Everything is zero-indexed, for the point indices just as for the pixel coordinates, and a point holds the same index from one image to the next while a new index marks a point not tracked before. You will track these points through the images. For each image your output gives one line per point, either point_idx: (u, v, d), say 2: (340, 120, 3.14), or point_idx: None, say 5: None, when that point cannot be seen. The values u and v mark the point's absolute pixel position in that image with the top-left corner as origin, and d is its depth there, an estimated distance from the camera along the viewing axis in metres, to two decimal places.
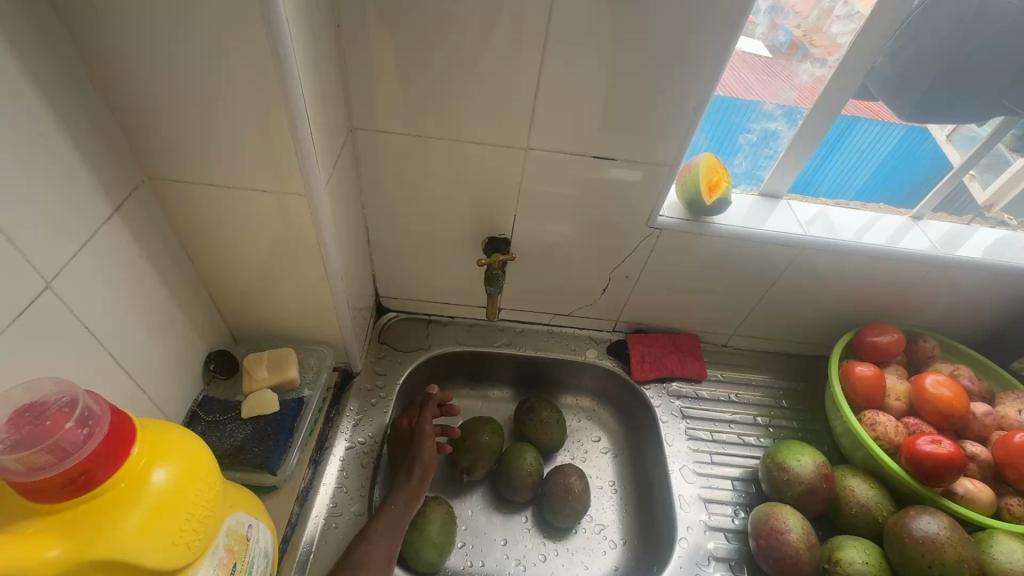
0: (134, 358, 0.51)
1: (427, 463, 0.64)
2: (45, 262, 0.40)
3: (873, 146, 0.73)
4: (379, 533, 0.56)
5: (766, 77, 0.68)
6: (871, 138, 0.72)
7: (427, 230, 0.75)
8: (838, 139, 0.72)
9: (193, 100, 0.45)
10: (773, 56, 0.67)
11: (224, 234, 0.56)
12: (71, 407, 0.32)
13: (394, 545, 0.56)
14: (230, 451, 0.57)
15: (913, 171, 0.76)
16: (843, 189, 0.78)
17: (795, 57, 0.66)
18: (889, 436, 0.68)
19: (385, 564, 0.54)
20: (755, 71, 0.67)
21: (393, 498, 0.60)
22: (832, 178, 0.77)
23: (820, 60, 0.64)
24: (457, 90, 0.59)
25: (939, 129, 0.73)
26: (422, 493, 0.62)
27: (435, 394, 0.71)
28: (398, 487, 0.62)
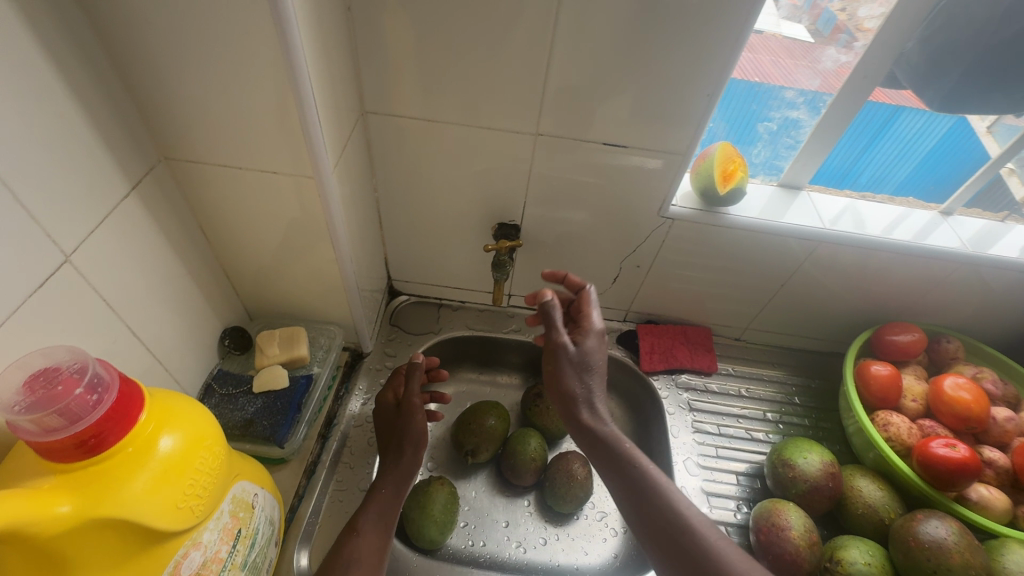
0: (151, 331, 0.53)
1: (417, 440, 0.63)
2: (65, 237, 0.42)
3: (918, 137, 0.70)
4: (369, 522, 0.55)
5: (805, 61, 0.65)
6: (917, 128, 0.69)
7: (438, 215, 0.75)
8: (882, 127, 0.69)
9: (204, 82, 0.46)
10: (815, 41, 0.64)
11: (238, 213, 0.57)
12: (82, 373, 0.34)
13: (384, 536, 0.55)
14: (241, 422, 0.59)
15: (953, 166, 0.73)
16: (882, 183, 0.75)
17: (837, 42, 0.62)
18: (902, 437, 0.67)
19: (375, 556, 0.53)
20: (788, 58, 0.65)
21: (383, 481, 0.59)
22: (871, 171, 0.74)
23: (850, 46, 0.61)
24: (467, 73, 0.59)
25: (978, 120, 0.69)
26: (412, 473, 0.61)
27: (420, 363, 0.71)
28: (389, 467, 0.60)
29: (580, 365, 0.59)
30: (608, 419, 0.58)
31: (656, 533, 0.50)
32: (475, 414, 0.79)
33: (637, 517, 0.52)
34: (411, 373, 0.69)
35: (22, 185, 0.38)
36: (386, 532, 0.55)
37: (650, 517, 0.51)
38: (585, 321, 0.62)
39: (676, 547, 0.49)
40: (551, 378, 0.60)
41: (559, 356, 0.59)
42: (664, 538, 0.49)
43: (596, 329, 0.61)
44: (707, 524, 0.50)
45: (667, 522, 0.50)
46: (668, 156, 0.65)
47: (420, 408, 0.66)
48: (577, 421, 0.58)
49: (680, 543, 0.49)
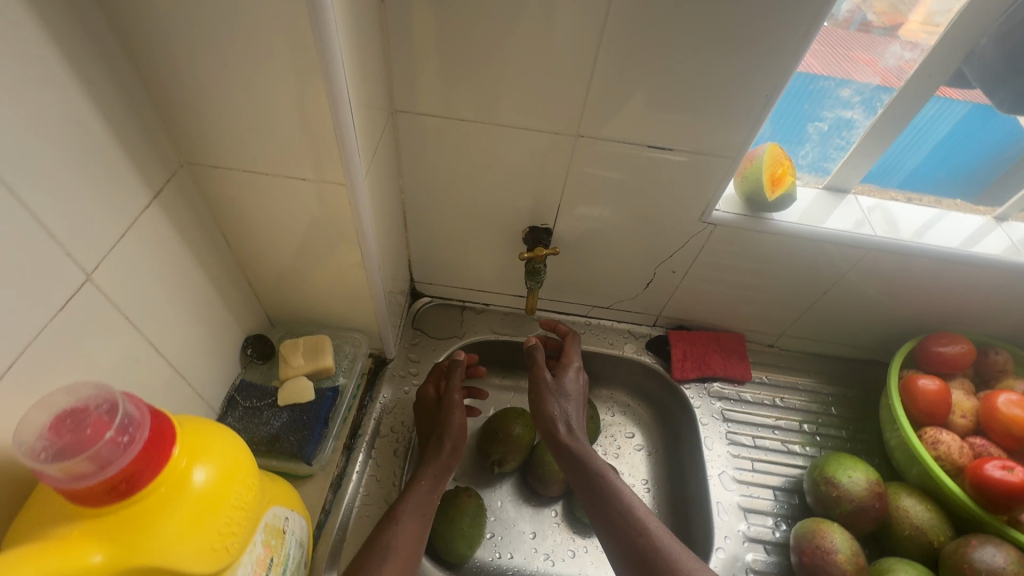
0: (173, 346, 0.51)
1: (457, 433, 0.63)
2: (86, 255, 0.39)
3: (929, 125, 0.65)
4: (407, 511, 0.55)
5: (829, 49, 0.60)
6: (927, 116, 0.64)
7: (466, 216, 0.72)
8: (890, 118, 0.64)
9: (231, 85, 0.42)
10: (831, 26, 0.58)
11: (263, 220, 0.54)
12: (112, 413, 0.31)
13: (422, 525, 0.55)
14: (267, 438, 0.57)
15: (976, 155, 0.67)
16: (891, 172, 0.71)
17: (852, 24, 0.58)
18: (952, 457, 0.64)
19: (412, 544, 0.53)
20: (846, 52, 0.60)
21: (422, 474, 0.60)
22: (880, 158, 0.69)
23: (910, 42, 0.57)
24: (507, 70, 0.55)
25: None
26: (451, 467, 0.62)
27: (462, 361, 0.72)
28: (428, 461, 0.61)
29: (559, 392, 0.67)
30: (583, 438, 0.65)
31: (620, 544, 0.55)
32: (503, 419, 0.76)
33: (605, 527, 0.56)
34: (453, 370, 0.70)
35: (40, 202, 0.35)
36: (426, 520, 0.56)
37: (615, 527, 0.56)
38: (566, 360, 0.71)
39: (635, 554, 0.53)
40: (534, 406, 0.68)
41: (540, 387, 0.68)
42: (626, 548, 0.54)
43: (575, 366, 0.70)
44: (665, 534, 0.54)
45: (628, 531, 0.55)
46: (715, 159, 0.61)
47: (461, 404, 0.66)
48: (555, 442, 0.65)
49: (640, 549, 0.53)
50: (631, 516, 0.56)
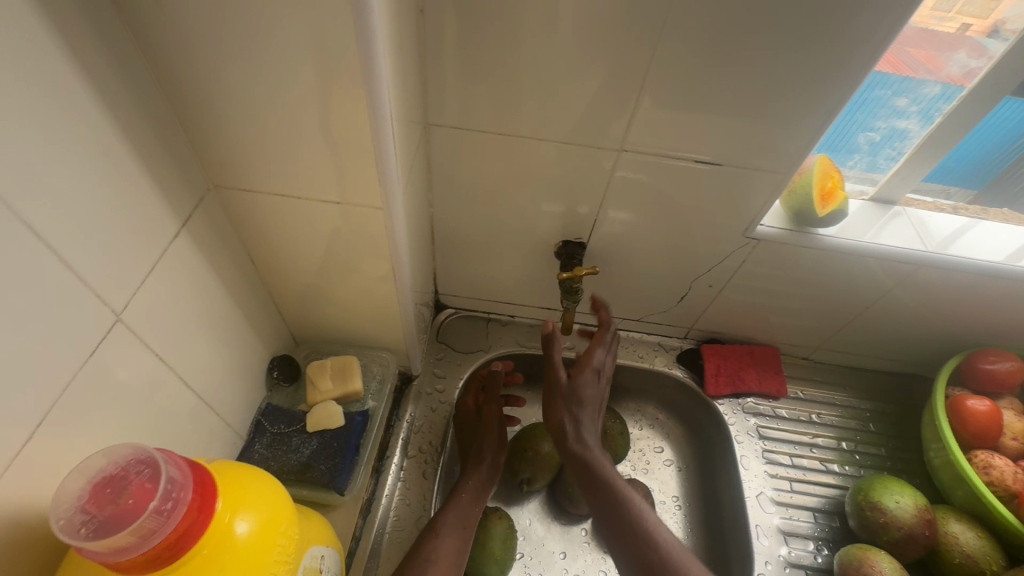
0: (201, 376, 0.48)
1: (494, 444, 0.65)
2: (113, 294, 0.37)
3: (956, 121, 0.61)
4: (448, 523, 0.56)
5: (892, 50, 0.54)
6: None
7: (495, 229, 0.69)
8: None
9: (265, 106, 0.40)
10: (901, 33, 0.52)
11: (292, 242, 0.52)
12: (154, 480, 0.29)
13: (463, 536, 0.56)
14: (297, 467, 0.55)
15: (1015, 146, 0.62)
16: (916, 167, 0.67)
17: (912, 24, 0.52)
18: (1005, 482, 0.61)
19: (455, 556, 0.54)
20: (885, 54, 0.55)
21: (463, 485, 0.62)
22: None
23: (939, 36, 0.54)
24: (546, 80, 0.52)
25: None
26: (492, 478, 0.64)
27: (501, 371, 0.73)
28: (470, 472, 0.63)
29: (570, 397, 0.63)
30: (596, 447, 0.62)
31: (633, 559, 0.52)
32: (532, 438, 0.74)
33: (619, 541, 0.53)
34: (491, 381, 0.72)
35: (66, 240, 0.33)
36: (466, 534, 0.57)
37: (629, 541, 0.53)
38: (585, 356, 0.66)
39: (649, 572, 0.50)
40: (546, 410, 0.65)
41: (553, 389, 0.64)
42: (640, 563, 0.51)
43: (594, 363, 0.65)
44: (682, 550, 0.51)
45: (643, 547, 0.52)
46: (762, 172, 0.58)
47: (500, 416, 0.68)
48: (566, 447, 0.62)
49: (654, 566, 0.50)
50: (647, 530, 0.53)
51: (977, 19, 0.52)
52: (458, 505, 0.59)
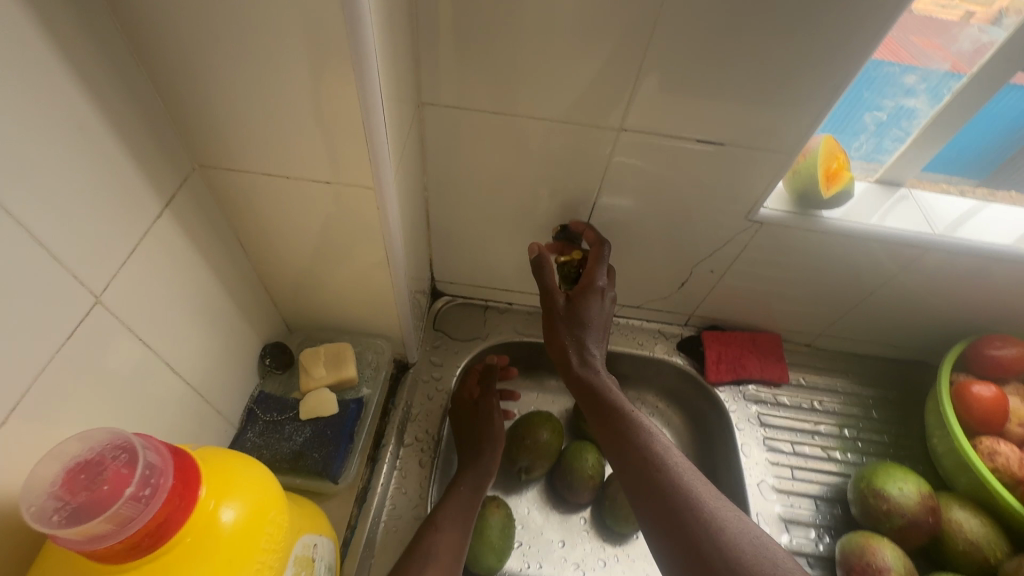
0: (189, 363, 0.47)
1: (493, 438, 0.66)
2: (92, 276, 0.35)
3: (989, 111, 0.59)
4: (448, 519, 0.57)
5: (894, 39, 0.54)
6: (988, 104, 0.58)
7: (492, 213, 0.67)
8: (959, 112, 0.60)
9: (249, 80, 0.38)
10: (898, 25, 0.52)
11: (281, 225, 0.50)
12: (131, 465, 0.28)
13: (462, 533, 0.57)
14: (291, 455, 0.54)
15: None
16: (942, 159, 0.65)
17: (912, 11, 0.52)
18: (1011, 469, 0.61)
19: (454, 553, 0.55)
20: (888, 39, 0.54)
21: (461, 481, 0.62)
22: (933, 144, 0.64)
23: (941, 21, 0.53)
24: (544, 56, 0.50)
25: None
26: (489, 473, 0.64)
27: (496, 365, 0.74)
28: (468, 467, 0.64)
29: (571, 320, 0.60)
30: (600, 369, 0.59)
31: (637, 482, 0.50)
32: (530, 425, 0.73)
33: (624, 465, 0.51)
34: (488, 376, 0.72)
35: (38, 219, 0.31)
36: (463, 529, 0.57)
37: (634, 465, 0.51)
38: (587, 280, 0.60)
39: (654, 494, 0.48)
40: (547, 332, 0.62)
41: (553, 312, 0.61)
42: (644, 486, 0.49)
43: (596, 289, 0.60)
44: (691, 475, 0.49)
45: (649, 471, 0.49)
46: (766, 153, 0.56)
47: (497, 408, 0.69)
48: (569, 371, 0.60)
49: (659, 488, 0.48)
50: (654, 455, 0.50)
51: (979, 5, 0.52)
52: (457, 501, 0.60)
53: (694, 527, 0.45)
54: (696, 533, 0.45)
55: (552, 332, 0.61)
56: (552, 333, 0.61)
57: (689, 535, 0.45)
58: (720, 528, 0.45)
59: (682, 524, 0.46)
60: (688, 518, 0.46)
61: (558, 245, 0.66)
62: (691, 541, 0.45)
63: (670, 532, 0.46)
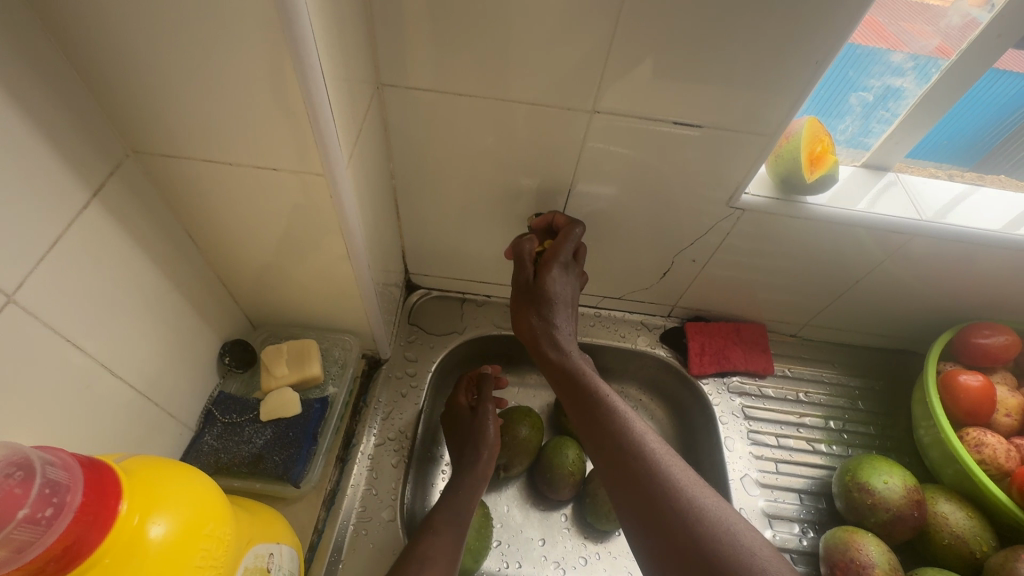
0: (132, 364, 0.44)
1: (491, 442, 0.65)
2: (4, 273, 0.32)
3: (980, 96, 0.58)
4: (444, 521, 0.55)
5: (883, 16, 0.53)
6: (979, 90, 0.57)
7: (463, 202, 0.65)
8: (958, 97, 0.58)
9: (177, 57, 0.35)
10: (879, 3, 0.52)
11: (231, 216, 0.47)
12: (26, 484, 0.25)
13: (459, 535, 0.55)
14: (250, 458, 0.51)
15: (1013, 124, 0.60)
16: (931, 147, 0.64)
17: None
18: (998, 461, 0.59)
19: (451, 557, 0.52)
20: (871, 15, 0.53)
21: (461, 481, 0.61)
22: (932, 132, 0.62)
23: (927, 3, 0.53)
24: (507, 34, 0.47)
25: None
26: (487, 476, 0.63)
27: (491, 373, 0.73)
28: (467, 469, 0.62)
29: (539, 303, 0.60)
30: (573, 351, 0.59)
31: (609, 462, 0.49)
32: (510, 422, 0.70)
33: (597, 446, 0.51)
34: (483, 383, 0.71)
35: None
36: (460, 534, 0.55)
37: (607, 445, 0.50)
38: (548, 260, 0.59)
39: (625, 473, 0.47)
40: (519, 315, 0.62)
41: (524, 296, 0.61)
42: (616, 466, 0.48)
43: (559, 261, 0.59)
44: (664, 453, 0.48)
45: (620, 451, 0.49)
46: (746, 136, 0.54)
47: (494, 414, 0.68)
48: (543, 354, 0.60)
49: (632, 469, 0.47)
50: (626, 435, 0.49)
51: None
52: (455, 505, 0.58)
53: (662, 505, 0.44)
54: (664, 514, 0.44)
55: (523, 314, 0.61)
56: (524, 317, 0.61)
57: (659, 513, 0.44)
58: (690, 506, 0.44)
59: (652, 503, 0.45)
60: (659, 496, 0.45)
61: (539, 227, 0.63)
62: (661, 520, 0.44)
63: (641, 511, 0.45)
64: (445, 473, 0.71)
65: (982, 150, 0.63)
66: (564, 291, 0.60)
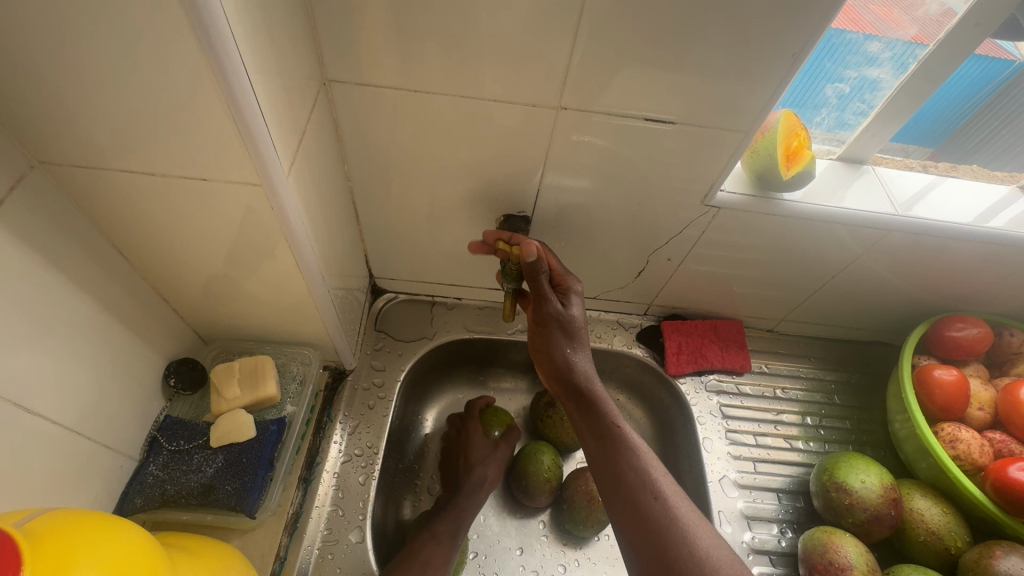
0: (51, 395, 0.40)
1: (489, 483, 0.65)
2: None
3: (959, 84, 0.57)
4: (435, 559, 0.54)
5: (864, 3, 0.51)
6: (958, 77, 0.56)
7: (426, 203, 0.61)
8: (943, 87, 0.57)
9: (72, 57, 0.31)
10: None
11: (164, 229, 0.43)
12: None
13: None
14: (199, 489, 0.49)
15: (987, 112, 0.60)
16: (914, 134, 0.63)
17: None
18: (972, 456, 0.59)
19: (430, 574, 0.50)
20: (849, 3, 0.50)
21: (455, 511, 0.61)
22: (917, 120, 0.61)
23: None
24: (460, 25, 0.44)
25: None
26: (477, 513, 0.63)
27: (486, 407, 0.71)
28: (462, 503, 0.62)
29: (565, 328, 0.55)
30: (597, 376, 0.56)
31: (626, 505, 0.48)
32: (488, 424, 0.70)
33: (613, 483, 0.49)
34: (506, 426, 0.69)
35: None
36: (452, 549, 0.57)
37: (625, 487, 0.48)
38: (564, 291, 0.56)
39: (644, 519, 0.47)
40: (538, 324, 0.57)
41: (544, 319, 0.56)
42: (633, 511, 0.47)
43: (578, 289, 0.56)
44: (683, 503, 0.48)
45: (638, 494, 0.48)
46: (718, 131, 0.51)
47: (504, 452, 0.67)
48: (565, 377, 0.55)
49: (652, 512, 0.47)
50: (645, 472, 0.49)
51: None
52: (455, 515, 0.60)
53: (683, 556, 0.44)
54: (683, 564, 0.44)
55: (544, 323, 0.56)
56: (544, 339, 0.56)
57: (674, 569, 0.44)
58: (707, 558, 0.44)
59: (673, 553, 0.45)
60: (677, 551, 0.45)
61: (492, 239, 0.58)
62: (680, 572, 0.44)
63: (655, 561, 0.45)
64: (418, 486, 0.69)
65: (953, 137, 0.63)
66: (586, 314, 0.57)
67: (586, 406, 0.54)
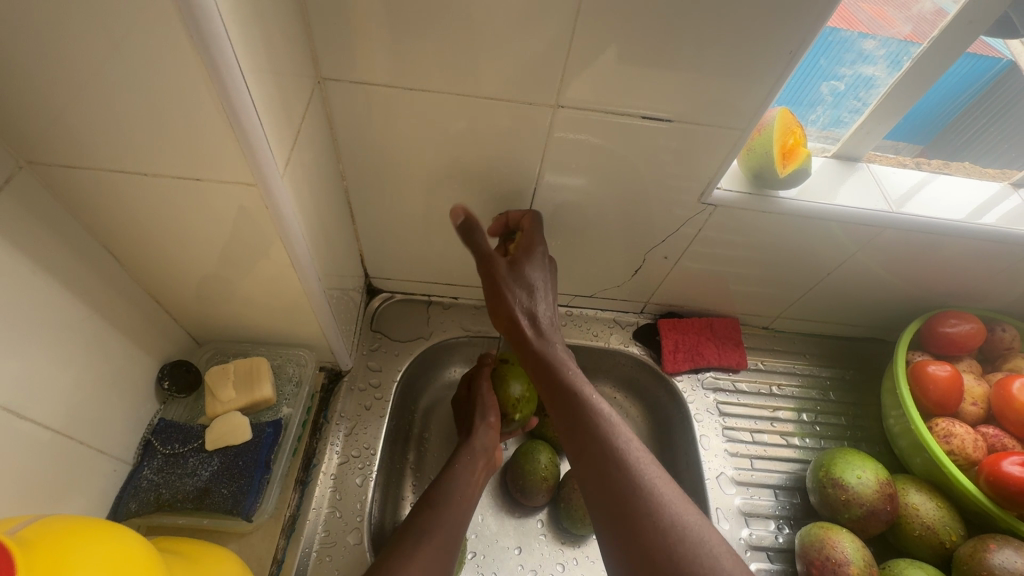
0: (43, 400, 0.40)
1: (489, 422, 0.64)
2: None
3: (954, 80, 0.57)
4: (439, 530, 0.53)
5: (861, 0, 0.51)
6: (954, 74, 0.56)
7: (422, 203, 0.61)
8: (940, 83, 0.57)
9: (61, 56, 0.30)
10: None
11: (156, 230, 0.42)
12: None
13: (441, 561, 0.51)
14: (195, 493, 0.48)
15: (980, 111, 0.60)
16: (908, 132, 0.63)
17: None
18: (966, 451, 0.60)
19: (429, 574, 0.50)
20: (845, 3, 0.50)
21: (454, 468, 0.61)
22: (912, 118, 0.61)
23: None
24: (456, 24, 0.44)
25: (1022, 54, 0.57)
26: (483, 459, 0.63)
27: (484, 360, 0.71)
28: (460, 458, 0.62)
29: (521, 286, 0.56)
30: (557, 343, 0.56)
31: (590, 474, 0.46)
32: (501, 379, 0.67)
33: (576, 450, 0.48)
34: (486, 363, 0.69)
35: None
36: (457, 513, 0.56)
37: (588, 455, 0.47)
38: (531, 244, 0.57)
39: (606, 485, 0.45)
40: (501, 306, 0.57)
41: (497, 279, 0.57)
42: (597, 479, 0.46)
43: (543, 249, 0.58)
44: (648, 467, 0.46)
45: (607, 469, 0.46)
46: (714, 129, 0.51)
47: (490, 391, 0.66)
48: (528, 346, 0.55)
49: (614, 479, 0.45)
50: (606, 438, 0.47)
51: None
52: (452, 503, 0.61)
53: (646, 521, 0.42)
54: (646, 531, 0.42)
55: (505, 304, 0.56)
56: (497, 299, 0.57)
57: (636, 534, 0.42)
58: (672, 523, 0.42)
59: (635, 519, 0.43)
60: (639, 514, 0.43)
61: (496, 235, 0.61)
62: (643, 538, 0.42)
63: (619, 529, 0.43)
64: (414, 484, 0.69)
65: (945, 135, 0.63)
66: (546, 282, 0.57)
67: (547, 375, 0.53)
